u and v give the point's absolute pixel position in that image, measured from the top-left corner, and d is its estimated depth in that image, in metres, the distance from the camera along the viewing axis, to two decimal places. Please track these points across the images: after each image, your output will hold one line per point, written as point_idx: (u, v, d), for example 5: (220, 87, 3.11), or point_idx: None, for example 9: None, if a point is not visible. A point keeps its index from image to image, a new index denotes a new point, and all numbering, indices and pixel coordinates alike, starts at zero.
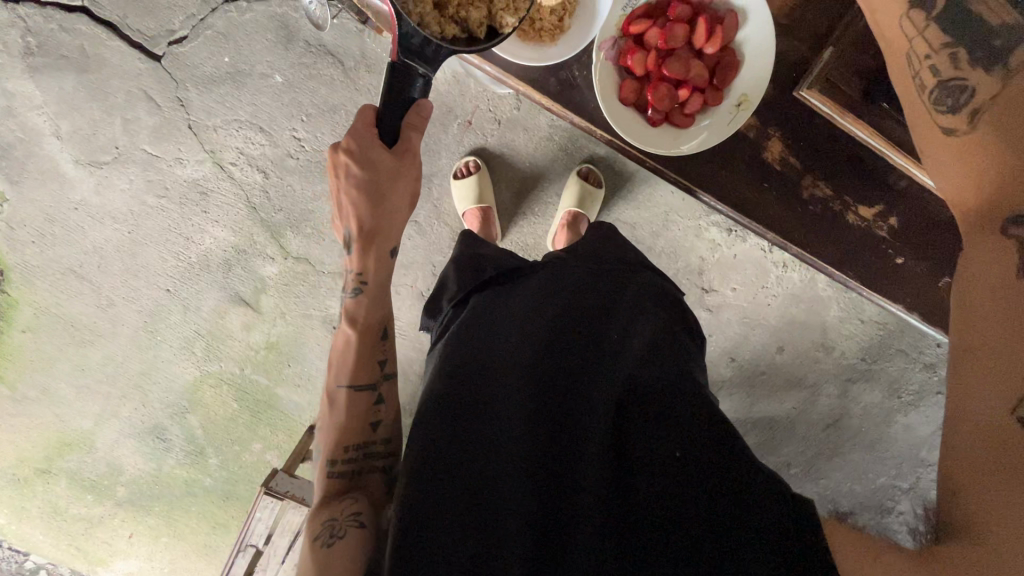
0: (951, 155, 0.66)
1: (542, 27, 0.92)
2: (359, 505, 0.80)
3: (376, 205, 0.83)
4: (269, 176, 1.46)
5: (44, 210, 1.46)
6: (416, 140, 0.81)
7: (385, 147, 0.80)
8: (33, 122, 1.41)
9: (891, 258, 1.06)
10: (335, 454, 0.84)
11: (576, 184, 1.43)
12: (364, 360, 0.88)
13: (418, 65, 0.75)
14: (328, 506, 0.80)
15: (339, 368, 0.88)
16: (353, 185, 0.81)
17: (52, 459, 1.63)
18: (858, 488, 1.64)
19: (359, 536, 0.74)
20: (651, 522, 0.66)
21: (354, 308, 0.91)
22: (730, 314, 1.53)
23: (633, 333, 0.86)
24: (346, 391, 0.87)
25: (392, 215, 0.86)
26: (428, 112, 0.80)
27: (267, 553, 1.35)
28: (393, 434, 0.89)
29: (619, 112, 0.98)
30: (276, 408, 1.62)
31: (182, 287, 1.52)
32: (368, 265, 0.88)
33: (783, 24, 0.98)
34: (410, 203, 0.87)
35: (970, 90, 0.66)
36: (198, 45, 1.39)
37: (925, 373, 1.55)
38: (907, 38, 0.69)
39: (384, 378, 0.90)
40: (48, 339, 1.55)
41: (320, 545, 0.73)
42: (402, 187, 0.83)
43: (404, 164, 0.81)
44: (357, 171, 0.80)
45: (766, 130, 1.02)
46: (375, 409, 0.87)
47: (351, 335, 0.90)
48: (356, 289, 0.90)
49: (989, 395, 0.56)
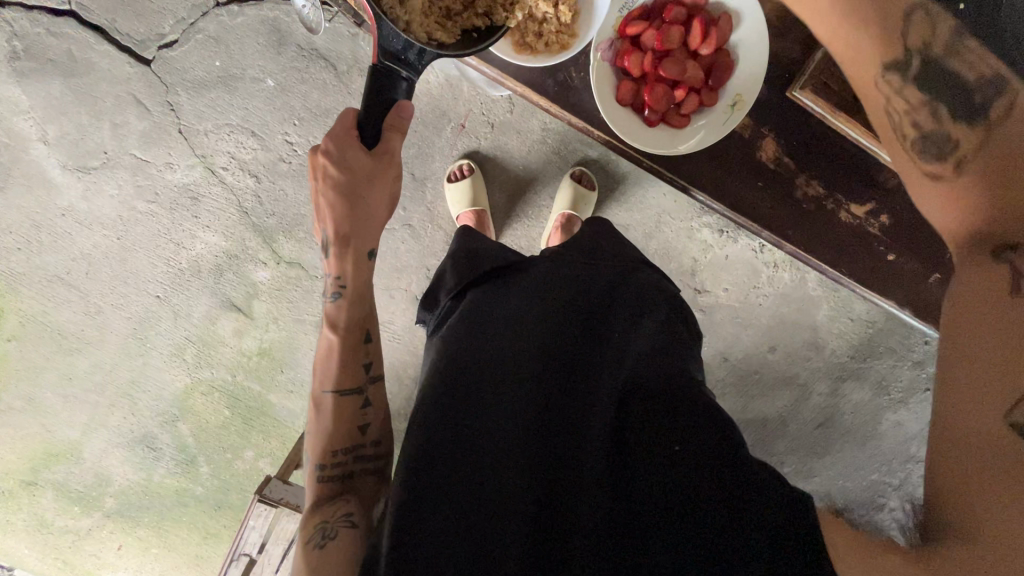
0: (936, 196, 0.68)
1: (552, 37, 0.90)
2: (351, 508, 0.79)
3: (355, 207, 0.82)
4: (261, 181, 1.45)
5: (29, 217, 1.44)
6: (398, 143, 0.81)
7: (365, 149, 0.80)
8: (19, 126, 1.40)
9: (882, 256, 1.03)
10: (324, 458, 0.83)
11: (567, 187, 1.44)
12: (348, 364, 0.88)
13: (401, 67, 0.75)
14: (319, 508, 0.80)
15: (324, 372, 0.87)
16: (332, 188, 0.80)
17: (37, 470, 1.60)
18: (849, 485, 1.66)
19: (349, 538, 0.74)
20: (645, 518, 0.68)
21: (333, 312, 0.88)
22: (721, 314, 1.55)
23: (635, 332, 0.86)
24: (331, 396, 0.86)
25: (372, 216, 0.85)
26: (409, 114, 0.79)
27: (261, 562, 1.32)
28: (382, 437, 0.88)
29: (617, 114, 0.96)
30: (268, 415, 1.60)
31: (172, 294, 1.51)
32: (345, 270, 0.87)
33: (776, 27, 0.95)
34: (389, 205, 0.87)
35: (955, 141, 0.67)
36: (189, 49, 1.38)
37: (914, 370, 1.57)
38: (881, 97, 0.70)
39: (370, 381, 0.89)
40: (34, 348, 1.52)
41: (311, 547, 0.73)
42: (379, 187, 0.82)
43: (382, 164, 0.81)
44: (334, 173, 0.79)
45: (759, 130, 0.99)
46: (361, 413, 0.87)
47: (334, 340, 0.88)
48: (336, 294, 0.88)
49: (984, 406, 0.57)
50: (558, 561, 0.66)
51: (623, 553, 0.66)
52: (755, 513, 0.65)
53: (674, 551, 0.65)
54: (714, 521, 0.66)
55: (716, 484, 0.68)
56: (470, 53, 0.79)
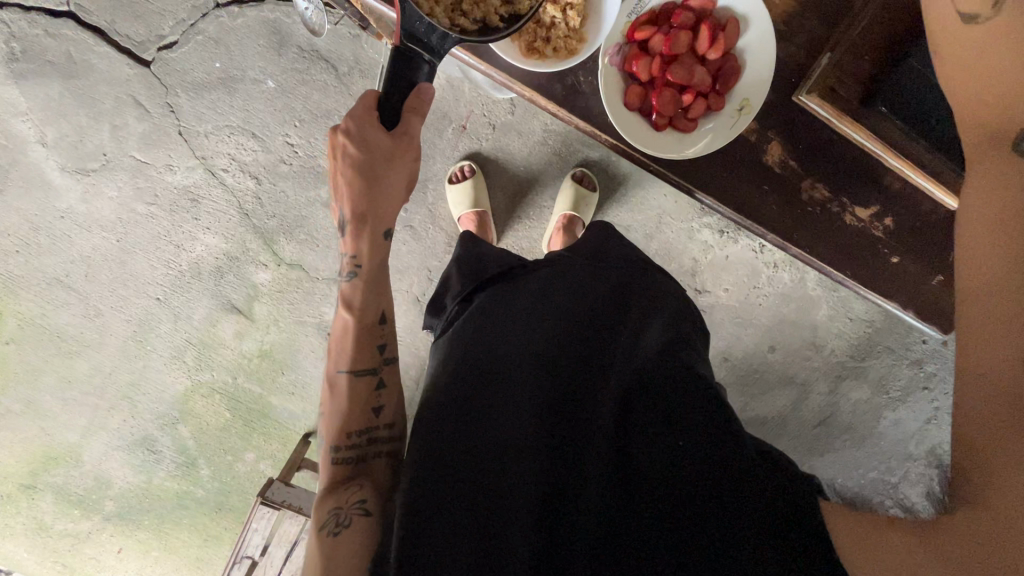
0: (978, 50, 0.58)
1: (559, 42, 0.92)
2: (365, 493, 0.78)
3: (371, 187, 0.81)
4: (262, 183, 1.45)
5: (27, 218, 1.43)
6: (417, 125, 0.80)
7: (383, 130, 0.79)
8: (16, 128, 1.39)
9: (885, 258, 1.04)
10: (339, 440, 0.81)
11: (569, 188, 1.44)
12: (363, 346, 0.85)
13: (424, 52, 0.75)
14: (333, 492, 0.78)
15: (339, 354, 0.86)
16: (350, 168, 0.80)
17: (36, 474, 1.60)
18: (847, 482, 1.67)
19: (364, 526, 0.73)
20: (652, 518, 0.66)
21: (349, 293, 0.87)
22: (722, 315, 1.56)
23: (643, 329, 0.86)
24: (346, 376, 0.84)
25: (386, 201, 0.84)
26: (430, 97, 0.79)
27: (263, 564, 1.33)
28: (395, 419, 0.86)
29: (624, 117, 0.96)
30: (269, 417, 1.60)
31: (172, 296, 1.50)
32: (362, 248, 0.85)
33: (782, 32, 0.97)
34: (406, 187, 0.86)
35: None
36: (189, 50, 1.37)
37: (912, 369, 1.58)
38: None
39: (384, 363, 0.86)
40: (32, 351, 1.52)
41: (326, 535, 0.72)
42: (397, 171, 0.82)
43: (401, 145, 0.80)
44: (353, 151, 0.79)
45: (765, 135, 1.00)
46: (375, 395, 0.85)
47: (349, 321, 0.86)
48: (351, 274, 0.87)
49: (991, 351, 0.53)
50: (559, 563, 0.65)
51: (624, 558, 0.65)
52: (758, 515, 0.64)
53: (674, 550, 0.64)
54: (722, 525, 0.64)
55: (723, 484, 0.67)
56: (494, 38, 0.79)
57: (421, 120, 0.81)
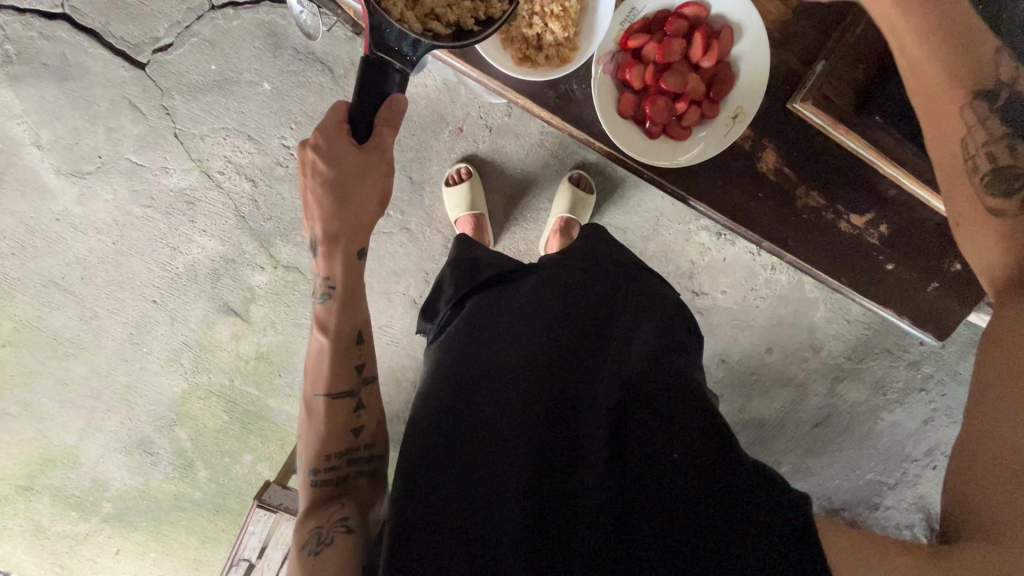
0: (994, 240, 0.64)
1: (553, 51, 0.92)
2: (346, 511, 0.78)
3: (344, 204, 0.81)
4: (258, 185, 1.44)
5: (24, 221, 1.43)
6: (388, 137, 0.80)
7: (356, 144, 0.79)
8: (11, 131, 1.38)
9: (880, 265, 1.03)
10: (318, 462, 0.81)
11: (566, 191, 1.44)
12: (340, 365, 0.85)
13: (394, 60, 0.75)
14: (313, 513, 0.77)
15: (315, 374, 0.85)
16: (321, 185, 0.80)
17: (34, 476, 1.60)
18: (846, 484, 1.66)
19: (346, 543, 0.72)
20: (647, 527, 0.66)
21: (323, 315, 0.87)
22: (720, 317, 1.56)
23: (635, 336, 0.87)
24: (323, 399, 0.84)
25: (360, 215, 0.84)
26: (403, 109, 0.78)
27: (261, 566, 1.32)
28: (376, 439, 0.85)
29: (618, 125, 0.96)
30: (267, 419, 1.60)
31: (168, 298, 1.50)
32: (335, 270, 0.86)
33: (776, 38, 0.97)
34: (379, 202, 0.85)
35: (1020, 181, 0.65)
36: (184, 52, 1.37)
37: (909, 371, 1.59)
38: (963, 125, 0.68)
39: (362, 383, 0.86)
40: (30, 354, 1.52)
41: (307, 553, 0.72)
42: (369, 185, 0.81)
43: (372, 159, 0.80)
44: (324, 170, 0.79)
45: (759, 142, 1.00)
46: (353, 417, 0.84)
47: (324, 343, 0.86)
48: (325, 295, 0.87)
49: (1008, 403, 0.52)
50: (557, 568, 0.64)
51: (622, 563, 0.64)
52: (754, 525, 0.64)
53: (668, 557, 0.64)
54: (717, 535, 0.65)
55: (715, 492, 0.68)
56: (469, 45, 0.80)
57: (395, 132, 0.80)
